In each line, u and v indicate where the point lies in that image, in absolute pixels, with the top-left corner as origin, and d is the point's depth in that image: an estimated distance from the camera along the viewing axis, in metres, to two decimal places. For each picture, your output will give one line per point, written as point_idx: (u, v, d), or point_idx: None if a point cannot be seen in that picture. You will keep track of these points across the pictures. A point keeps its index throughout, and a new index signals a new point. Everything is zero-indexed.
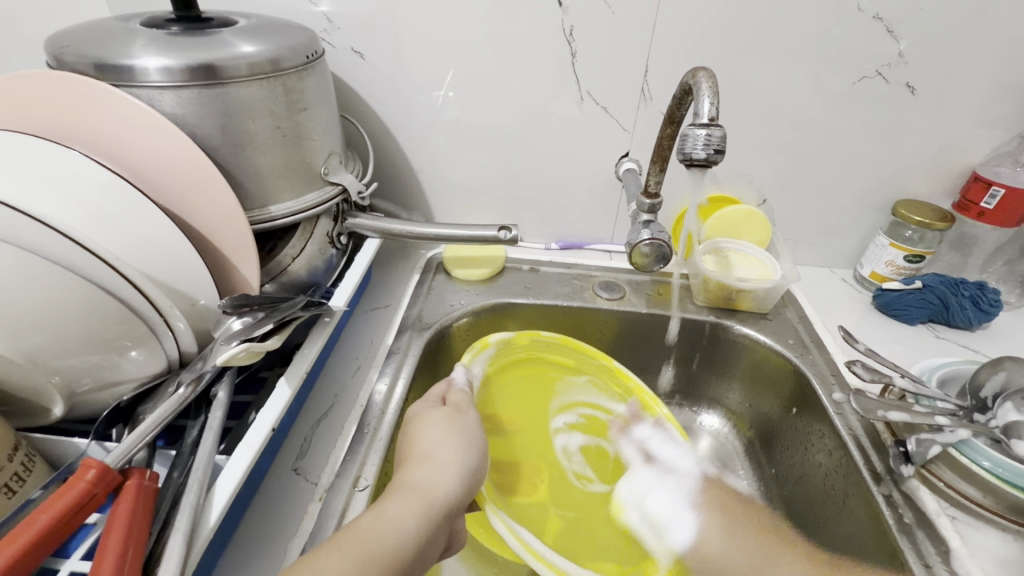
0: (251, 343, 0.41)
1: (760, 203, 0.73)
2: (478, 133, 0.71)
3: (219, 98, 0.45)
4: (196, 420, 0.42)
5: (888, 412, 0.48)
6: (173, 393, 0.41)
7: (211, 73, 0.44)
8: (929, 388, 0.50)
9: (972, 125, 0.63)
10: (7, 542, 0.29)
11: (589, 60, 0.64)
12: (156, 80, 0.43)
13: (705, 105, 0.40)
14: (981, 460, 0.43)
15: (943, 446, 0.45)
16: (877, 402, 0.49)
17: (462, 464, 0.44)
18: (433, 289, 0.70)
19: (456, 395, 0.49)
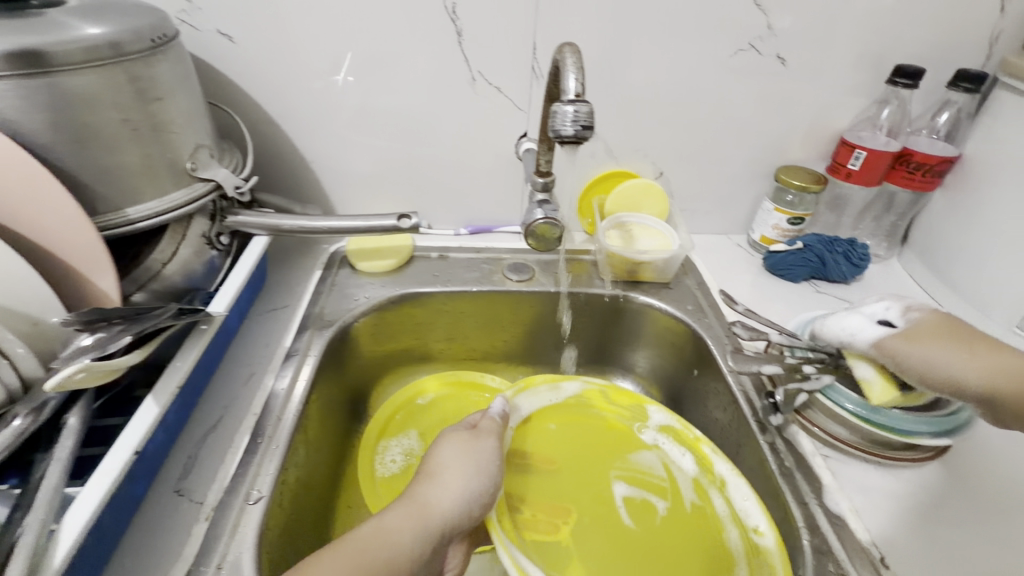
0: (92, 361, 0.37)
1: (658, 176, 0.75)
2: (370, 118, 0.67)
3: (45, 89, 0.40)
4: (45, 454, 0.37)
5: (762, 367, 0.52)
6: (9, 426, 0.37)
7: (32, 60, 0.39)
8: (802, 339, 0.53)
9: (836, 93, 0.67)
10: None
11: (476, 38, 0.62)
12: None
13: (572, 81, 0.40)
14: (845, 403, 0.48)
15: (811, 393, 0.49)
16: (752, 358, 0.53)
17: (460, 484, 0.45)
18: (336, 284, 0.67)
19: (482, 424, 0.51)
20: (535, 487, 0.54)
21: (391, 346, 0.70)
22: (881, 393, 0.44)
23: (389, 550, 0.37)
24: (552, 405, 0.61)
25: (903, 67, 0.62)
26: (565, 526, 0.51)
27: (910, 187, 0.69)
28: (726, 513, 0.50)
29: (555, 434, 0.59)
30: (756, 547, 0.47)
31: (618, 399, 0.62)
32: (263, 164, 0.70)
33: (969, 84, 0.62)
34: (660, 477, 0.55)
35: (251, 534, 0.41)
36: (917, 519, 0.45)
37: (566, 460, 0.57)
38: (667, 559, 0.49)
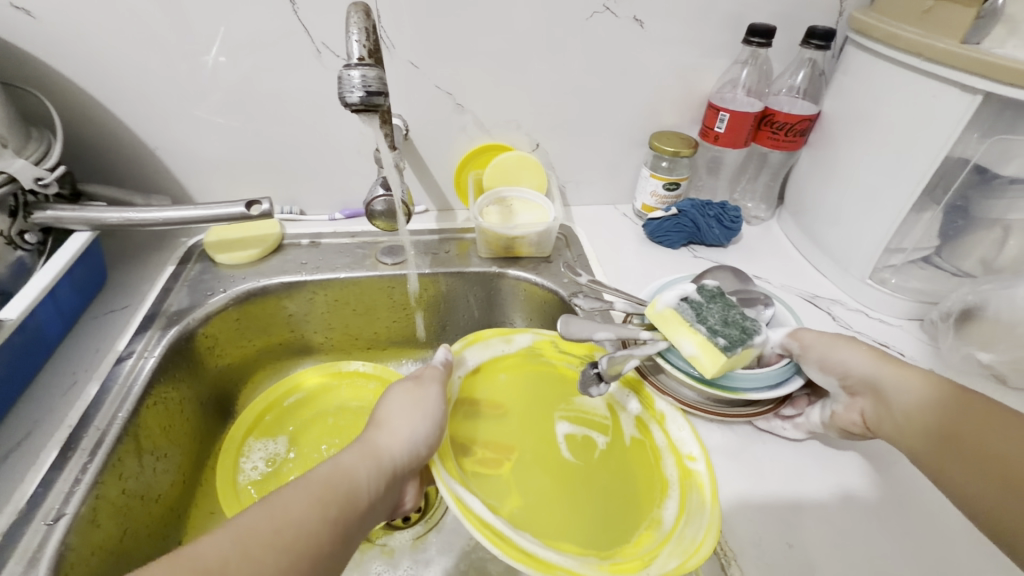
0: None
1: (534, 148, 0.73)
2: (213, 98, 0.62)
3: None
4: None
5: (598, 334, 0.49)
6: None
7: None
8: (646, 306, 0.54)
9: (699, 55, 0.67)
10: None
11: (312, 6, 0.58)
12: None
13: (354, 44, 0.37)
14: (682, 365, 0.48)
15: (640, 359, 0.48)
16: (589, 325, 0.50)
17: (411, 426, 0.43)
18: (190, 279, 0.63)
19: (424, 372, 0.48)
20: (481, 429, 0.50)
21: (260, 341, 0.67)
22: (710, 363, 0.44)
23: (342, 486, 0.37)
24: (505, 356, 0.55)
25: (755, 26, 0.61)
26: (508, 461, 0.49)
27: (777, 148, 0.70)
28: (664, 442, 0.48)
29: (506, 384, 0.54)
30: (686, 471, 0.45)
31: (572, 348, 0.56)
32: (104, 153, 0.64)
33: (819, 42, 0.62)
34: (603, 415, 0.53)
35: (43, 556, 0.38)
36: (746, 478, 0.46)
37: (516, 404, 0.53)
38: (609, 489, 0.48)
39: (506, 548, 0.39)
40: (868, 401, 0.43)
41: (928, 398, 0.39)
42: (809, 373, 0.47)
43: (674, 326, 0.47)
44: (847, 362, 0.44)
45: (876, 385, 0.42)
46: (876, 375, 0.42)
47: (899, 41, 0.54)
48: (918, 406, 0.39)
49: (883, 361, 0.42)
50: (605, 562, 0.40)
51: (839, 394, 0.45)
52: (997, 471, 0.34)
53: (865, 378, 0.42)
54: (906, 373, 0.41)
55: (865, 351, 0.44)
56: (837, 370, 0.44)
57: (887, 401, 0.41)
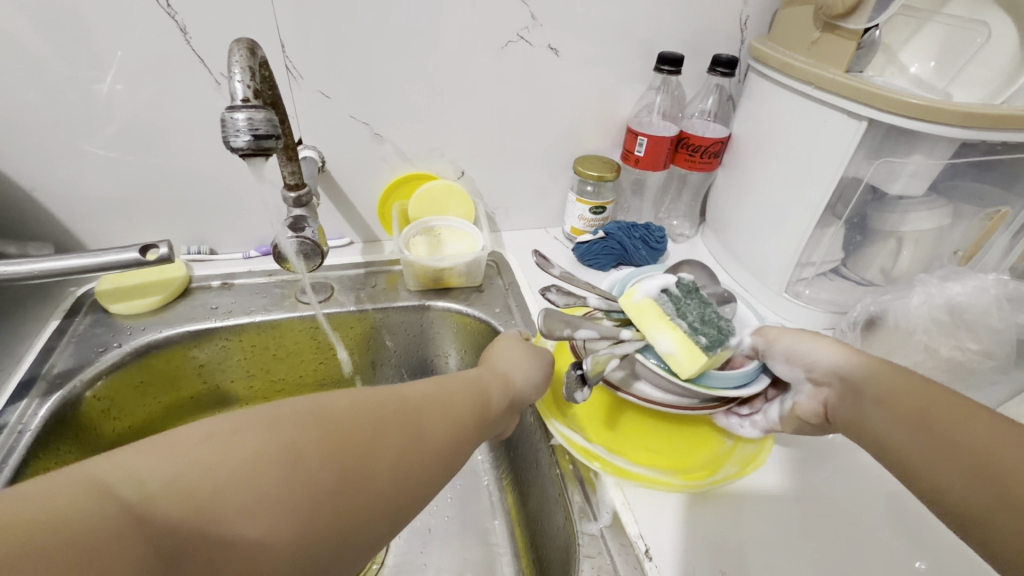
0: None
1: (460, 175, 0.72)
2: (100, 133, 0.57)
3: None
4: None
5: (575, 331, 0.47)
6: None
7: None
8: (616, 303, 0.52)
9: (615, 81, 0.69)
10: None
11: (207, 36, 0.54)
12: None
13: (239, 85, 0.34)
14: (652, 358, 0.47)
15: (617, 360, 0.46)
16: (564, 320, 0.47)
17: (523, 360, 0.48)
18: (79, 334, 0.56)
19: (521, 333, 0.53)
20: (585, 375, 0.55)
21: (165, 395, 0.60)
22: (689, 362, 0.43)
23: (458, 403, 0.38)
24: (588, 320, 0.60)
25: (664, 55, 0.64)
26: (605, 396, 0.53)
27: (694, 168, 0.72)
28: None
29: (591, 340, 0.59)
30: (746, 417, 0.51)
31: None
32: None
33: (724, 69, 0.65)
34: None
35: None
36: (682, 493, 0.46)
37: None
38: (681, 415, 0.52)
39: (597, 464, 0.46)
40: (835, 392, 0.41)
41: (902, 382, 0.37)
42: (776, 367, 0.46)
43: (653, 316, 0.46)
44: (816, 355, 0.43)
45: (844, 376, 0.41)
46: (847, 367, 0.41)
47: (792, 70, 0.58)
48: (892, 390, 0.37)
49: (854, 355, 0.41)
50: (684, 477, 0.46)
51: (801, 384, 0.44)
52: (967, 454, 0.32)
53: (834, 370, 0.41)
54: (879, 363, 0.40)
55: (832, 345, 0.43)
56: (803, 362, 0.43)
57: (856, 390, 0.40)
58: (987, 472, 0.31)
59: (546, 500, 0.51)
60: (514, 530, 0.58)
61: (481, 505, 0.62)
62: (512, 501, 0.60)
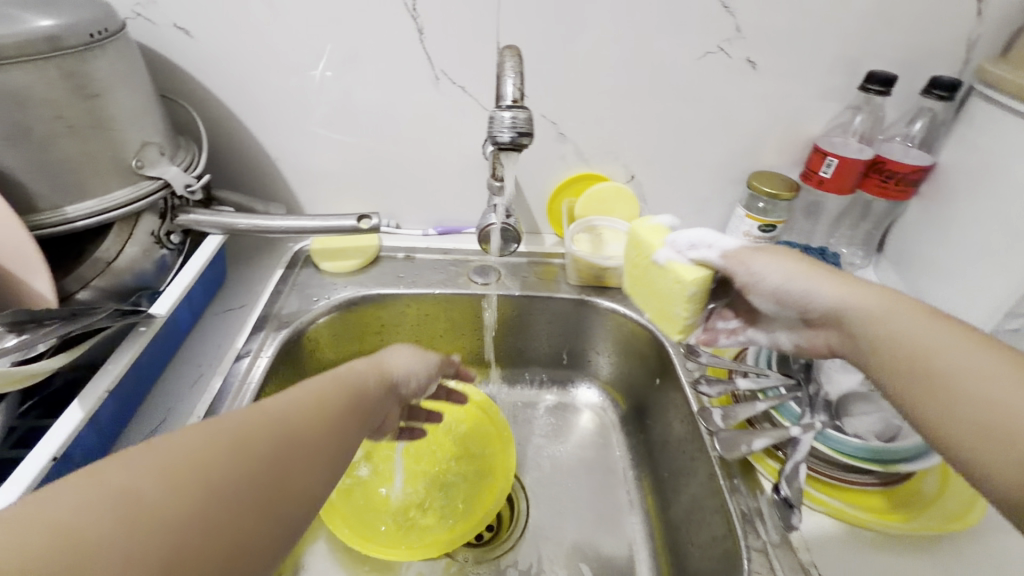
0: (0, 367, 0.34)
1: (629, 179, 0.73)
2: (335, 116, 0.66)
3: None
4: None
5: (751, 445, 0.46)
6: None
7: None
8: (768, 377, 0.49)
9: (810, 98, 0.66)
10: None
11: (437, 36, 0.61)
12: None
13: (509, 86, 0.39)
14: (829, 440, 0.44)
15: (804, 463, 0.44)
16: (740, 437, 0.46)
17: (410, 371, 0.44)
18: (297, 284, 0.67)
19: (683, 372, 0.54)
20: None
21: (353, 347, 0.69)
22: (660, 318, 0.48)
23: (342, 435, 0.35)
24: None
25: (875, 73, 0.60)
26: None
27: (885, 197, 0.67)
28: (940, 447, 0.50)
29: None
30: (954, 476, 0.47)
31: None
32: (228, 161, 0.69)
33: (943, 92, 0.60)
34: None
35: None
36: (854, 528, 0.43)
37: None
38: None
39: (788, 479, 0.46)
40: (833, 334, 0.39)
41: (882, 309, 0.36)
42: (761, 304, 0.43)
43: (672, 234, 0.46)
44: (830, 283, 0.39)
45: (843, 318, 0.37)
46: (847, 299, 0.37)
47: None
48: (907, 340, 0.34)
49: (888, 296, 0.36)
50: (879, 515, 0.44)
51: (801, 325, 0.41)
52: (979, 412, 0.30)
53: (826, 311, 0.38)
54: (897, 299, 0.36)
55: (800, 264, 0.41)
56: (780, 296, 0.41)
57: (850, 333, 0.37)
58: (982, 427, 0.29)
59: (697, 506, 0.51)
60: (654, 532, 0.60)
61: (619, 502, 0.64)
62: (654, 504, 0.61)
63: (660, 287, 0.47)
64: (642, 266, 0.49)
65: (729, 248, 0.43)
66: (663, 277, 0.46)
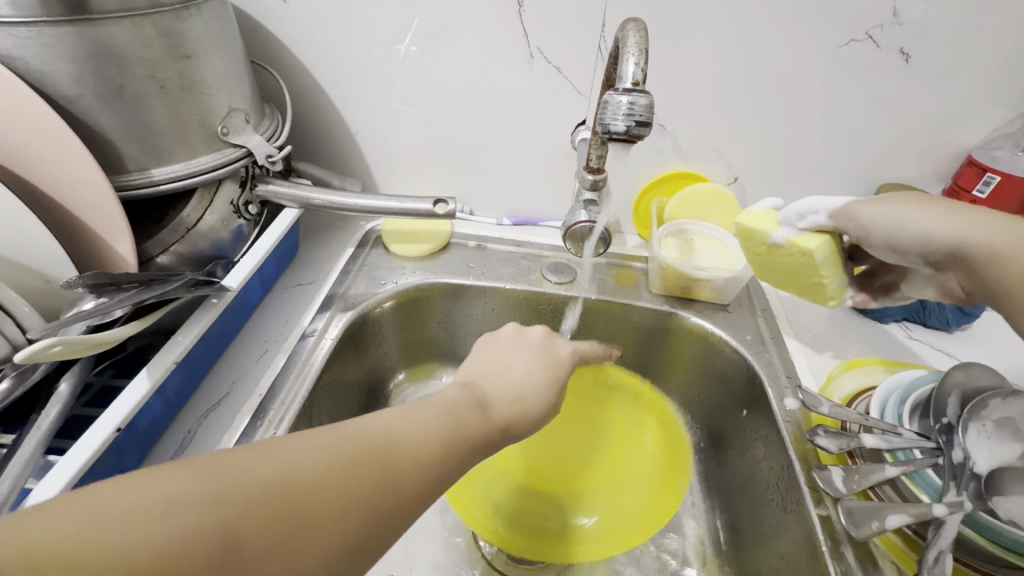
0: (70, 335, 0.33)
1: (731, 182, 0.65)
2: (421, 93, 0.63)
3: (82, 38, 0.39)
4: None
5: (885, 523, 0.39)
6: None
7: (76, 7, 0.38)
8: (900, 437, 0.41)
9: (972, 101, 0.55)
10: None
11: (538, 10, 0.55)
12: (6, 13, 0.37)
13: (631, 66, 0.34)
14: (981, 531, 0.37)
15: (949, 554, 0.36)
16: (872, 511, 0.40)
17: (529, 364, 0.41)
18: (366, 265, 0.64)
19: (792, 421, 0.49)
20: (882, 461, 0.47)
21: (417, 335, 0.67)
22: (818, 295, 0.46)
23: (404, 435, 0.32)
24: None
25: None
26: None
27: None
28: None
29: None
30: None
31: None
32: (309, 134, 0.68)
33: None
34: None
35: None
36: None
37: None
38: None
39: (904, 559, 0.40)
40: (960, 276, 0.38)
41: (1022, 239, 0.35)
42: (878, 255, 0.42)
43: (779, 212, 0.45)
44: (941, 211, 0.38)
45: (973, 254, 0.37)
46: (969, 233, 0.37)
47: None
48: None
49: (972, 223, 0.37)
50: None
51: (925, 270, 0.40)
52: None
53: (953, 250, 0.37)
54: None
55: (935, 210, 0.39)
56: (899, 243, 0.39)
57: (978, 271, 0.37)
58: None
59: (785, 567, 0.45)
60: None
61: (686, 539, 0.57)
62: (729, 549, 0.54)
63: (784, 265, 0.45)
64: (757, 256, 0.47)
65: (836, 207, 0.42)
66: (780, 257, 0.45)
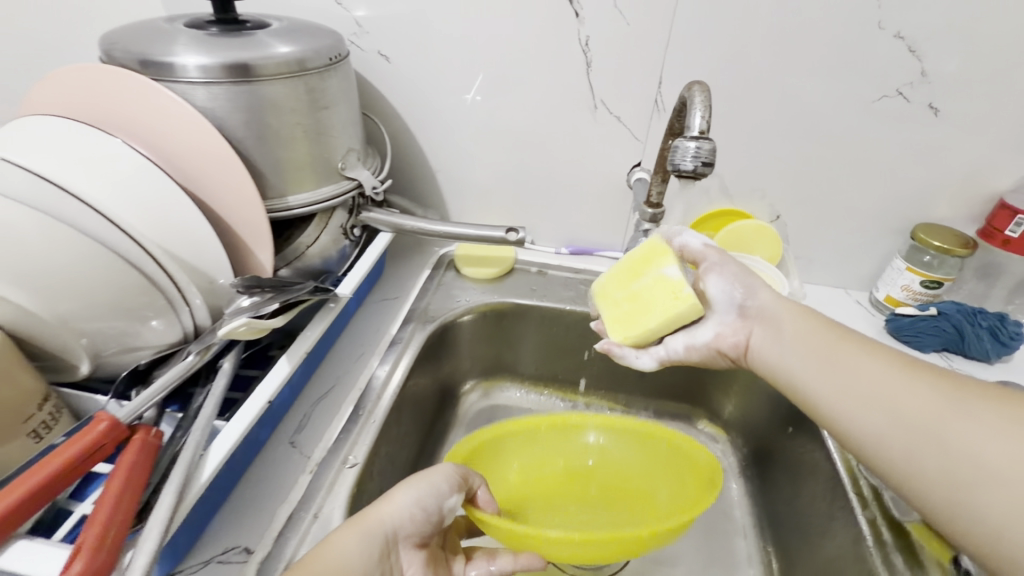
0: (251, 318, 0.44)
1: (774, 219, 0.72)
2: (495, 136, 0.73)
3: (247, 94, 0.49)
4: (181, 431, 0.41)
5: None
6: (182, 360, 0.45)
7: (243, 71, 0.48)
8: None
9: (1000, 151, 0.61)
10: (90, 520, 0.31)
11: (604, 70, 0.65)
12: (193, 76, 0.47)
13: (697, 119, 0.42)
14: None
15: None
16: None
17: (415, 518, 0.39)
18: (442, 284, 0.73)
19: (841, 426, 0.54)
20: None
21: (482, 350, 0.73)
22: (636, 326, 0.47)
23: None
24: None
25: None
26: None
27: None
28: None
29: None
30: None
31: None
32: (396, 171, 0.78)
33: None
34: None
35: (343, 495, 0.46)
36: None
37: None
38: None
39: None
40: (758, 332, 0.46)
41: (832, 341, 0.42)
42: (698, 329, 0.48)
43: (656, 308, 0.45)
44: (794, 337, 0.44)
45: (755, 348, 0.46)
46: (767, 355, 0.45)
47: None
48: (820, 393, 0.41)
49: (818, 321, 0.44)
50: None
51: (727, 318, 0.48)
52: (887, 464, 0.37)
53: (739, 344, 0.47)
54: (831, 337, 0.42)
55: (795, 328, 0.44)
56: (735, 282, 0.47)
57: (774, 331, 0.45)
58: (919, 479, 0.35)
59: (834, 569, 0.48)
60: None
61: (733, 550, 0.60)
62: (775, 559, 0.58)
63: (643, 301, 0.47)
64: (614, 274, 0.50)
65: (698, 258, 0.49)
66: (658, 285, 0.46)
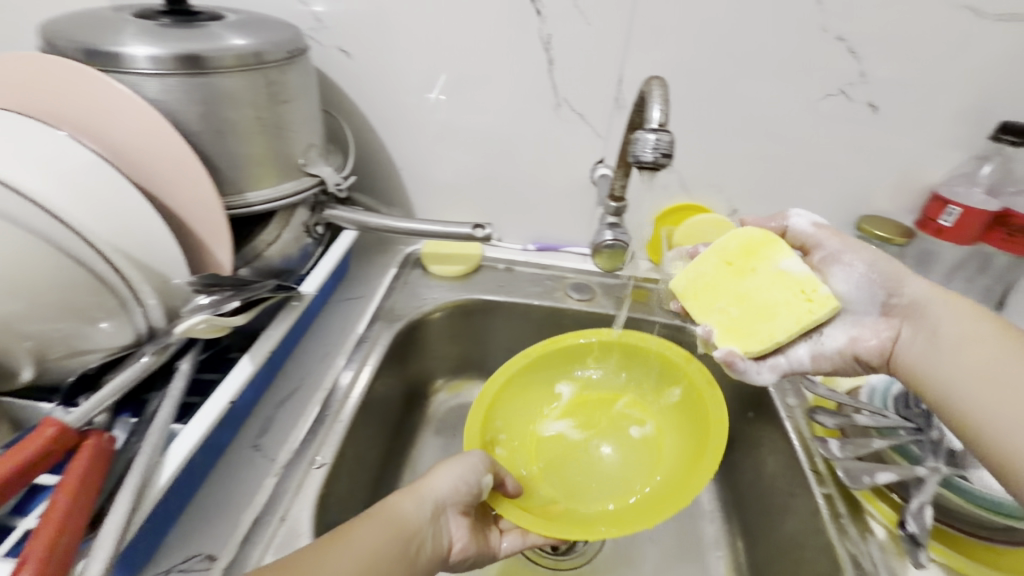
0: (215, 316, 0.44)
1: (731, 213, 0.75)
2: (460, 133, 0.73)
3: (203, 87, 0.47)
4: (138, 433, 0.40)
5: (875, 476, 0.47)
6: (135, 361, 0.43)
7: (195, 63, 0.46)
8: (887, 418, 0.51)
9: (931, 146, 0.66)
10: (33, 538, 0.30)
11: (566, 68, 0.66)
12: (143, 67, 0.45)
13: (657, 112, 0.43)
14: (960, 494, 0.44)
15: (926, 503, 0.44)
16: (863, 467, 0.47)
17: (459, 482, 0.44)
18: (408, 283, 0.72)
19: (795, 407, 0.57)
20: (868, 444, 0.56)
21: (451, 348, 0.73)
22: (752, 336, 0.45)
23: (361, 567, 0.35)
24: None
25: (1009, 124, 0.58)
26: None
27: (1010, 250, 0.65)
28: None
29: None
30: None
31: None
32: (359, 169, 0.77)
33: (1011, 138, 0.58)
34: None
35: (311, 495, 0.45)
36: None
37: None
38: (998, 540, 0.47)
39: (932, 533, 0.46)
40: (908, 330, 0.44)
41: (970, 336, 0.41)
42: (863, 317, 0.46)
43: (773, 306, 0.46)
44: (948, 329, 0.42)
45: (899, 351, 0.44)
46: (911, 351, 0.44)
47: None
48: (954, 384, 0.41)
49: (977, 316, 0.42)
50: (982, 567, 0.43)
51: (873, 319, 0.46)
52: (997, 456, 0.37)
53: (883, 347, 0.45)
54: (985, 330, 0.41)
55: (962, 326, 0.42)
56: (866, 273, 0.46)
57: (932, 334, 0.43)
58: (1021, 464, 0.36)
59: (795, 543, 0.50)
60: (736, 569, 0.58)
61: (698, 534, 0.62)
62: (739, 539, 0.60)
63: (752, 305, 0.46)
64: (711, 277, 0.49)
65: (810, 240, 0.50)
66: (779, 286, 0.46)
